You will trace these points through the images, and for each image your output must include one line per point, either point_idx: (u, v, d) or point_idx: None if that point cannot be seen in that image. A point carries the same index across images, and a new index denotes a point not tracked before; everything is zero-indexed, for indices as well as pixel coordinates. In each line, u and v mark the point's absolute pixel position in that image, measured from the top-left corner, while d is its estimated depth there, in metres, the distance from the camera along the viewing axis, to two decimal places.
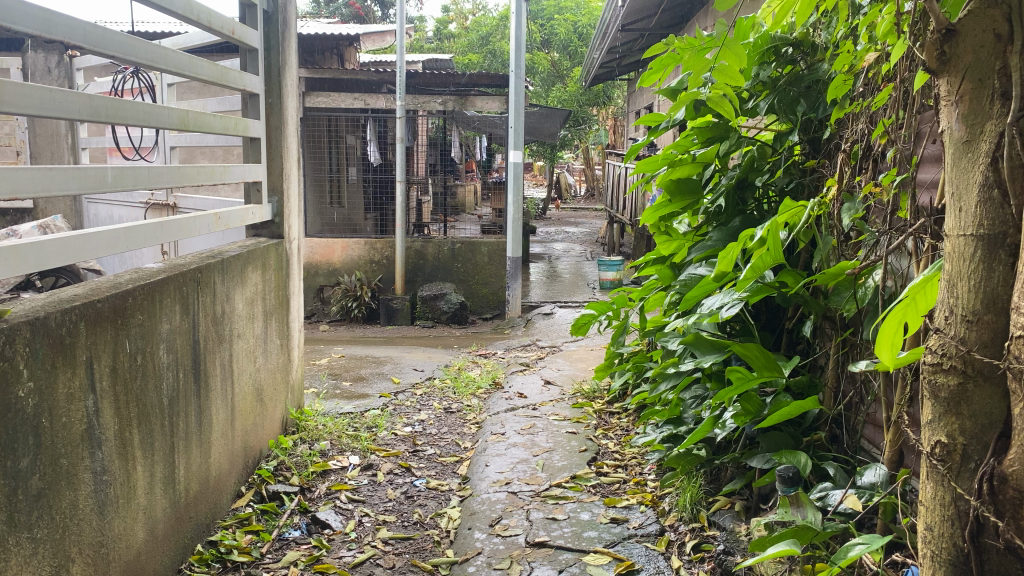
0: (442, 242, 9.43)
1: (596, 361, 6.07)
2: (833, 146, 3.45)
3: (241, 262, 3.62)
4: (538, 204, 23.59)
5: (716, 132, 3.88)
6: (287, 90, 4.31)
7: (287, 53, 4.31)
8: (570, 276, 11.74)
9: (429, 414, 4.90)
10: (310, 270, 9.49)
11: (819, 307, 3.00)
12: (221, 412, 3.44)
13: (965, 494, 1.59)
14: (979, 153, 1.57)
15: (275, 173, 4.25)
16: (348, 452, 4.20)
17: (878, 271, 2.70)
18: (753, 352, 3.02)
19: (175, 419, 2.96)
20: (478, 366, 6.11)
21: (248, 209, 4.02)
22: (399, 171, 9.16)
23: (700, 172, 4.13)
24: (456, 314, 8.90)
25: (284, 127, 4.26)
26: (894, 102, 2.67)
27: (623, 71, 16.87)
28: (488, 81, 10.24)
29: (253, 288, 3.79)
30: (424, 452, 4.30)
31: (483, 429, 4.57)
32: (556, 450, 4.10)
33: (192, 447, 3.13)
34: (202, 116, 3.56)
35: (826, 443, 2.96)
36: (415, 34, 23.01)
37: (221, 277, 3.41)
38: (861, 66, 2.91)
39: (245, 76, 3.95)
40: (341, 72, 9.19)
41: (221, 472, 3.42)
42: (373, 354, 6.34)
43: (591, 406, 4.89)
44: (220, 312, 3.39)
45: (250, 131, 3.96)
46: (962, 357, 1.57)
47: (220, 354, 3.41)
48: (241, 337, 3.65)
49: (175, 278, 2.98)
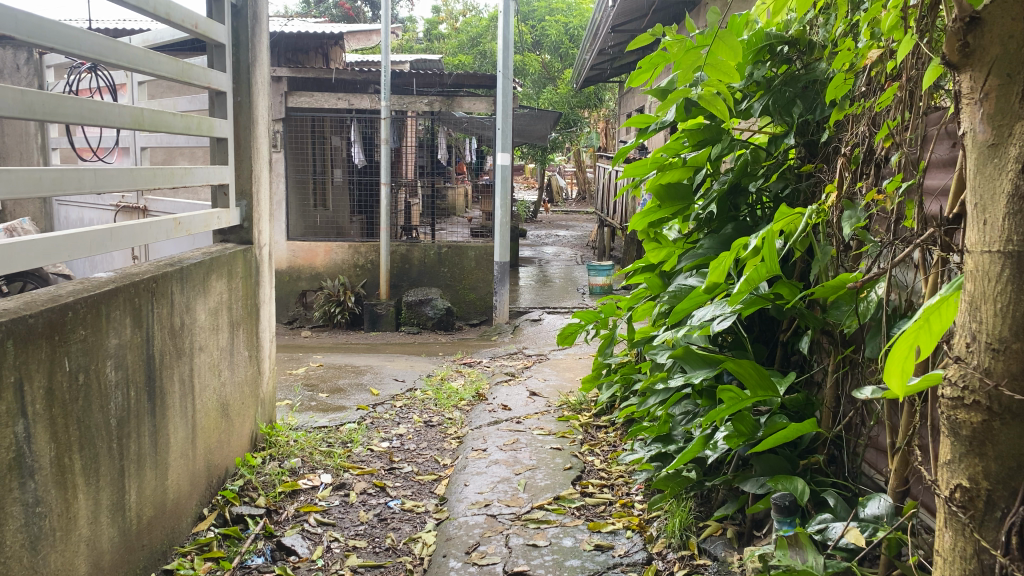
0: (428, 246, 9.20)
1: (583, 371, 5.86)
2: (830, 149, 3.27)
3: (203, 270, 3.42)
4: (530, 207, 23.37)
5: (708, 134, 3.71)
6: (258, 88, 4.10)
7: (257, 50, 4.09)
8: (561, 281, 11.55)
9: (407, 428, 4.68)
10: (292, 274, 9.26)
11: (816, 321, 2.83)
12: (182, 431, 3.23)
13: (990, 548, 1.41)
14: (1006, 158, 1.37)
15: (244, 175, 4.03)
16: (321, 470, 3.99)
17: (882, 284, 2.51)
18: (747, 370, 2.86)
19: (125, 441, 2.75)
20: (461, 375, 5.90)
21: (213, 213, 3.79)
22: (384, 173, 8.93)
23: (691, 176, 3.94)
24: (442, 320, 8.71)
25: (254, 127, 4.04)
26: (900, 103, 2.49)
27: (615, 73, 16.69)
28: (476, 81, 10.03)
29: (217, 297, 3.58)
30: (401, 470, 4.09)
31: (463, 444, 4.36)
32: (540, 468, 3.90)
33: (146, 469, 2.92)
34: (160, 115, 3.32)
35: (824, 467, 2.77)
36: (404, 35, 22.73)
37: (180, 286, 3.20)
38: (862, 64, 2.73)
39: (211, 72, 3.73)
40: (324, 72, 8.96)
41: (180, 495, 3.20)
42: (353, 363, 6.12)
43: (577, 419, 4.68)
44: (179, 323, 3.18)
45: (215, 130, 3.74)
46: (987, 392, 1.37)
47: (179, 369, 3.19)
48: (203, 350, 3.44)
49: (126, 289, 2.76)
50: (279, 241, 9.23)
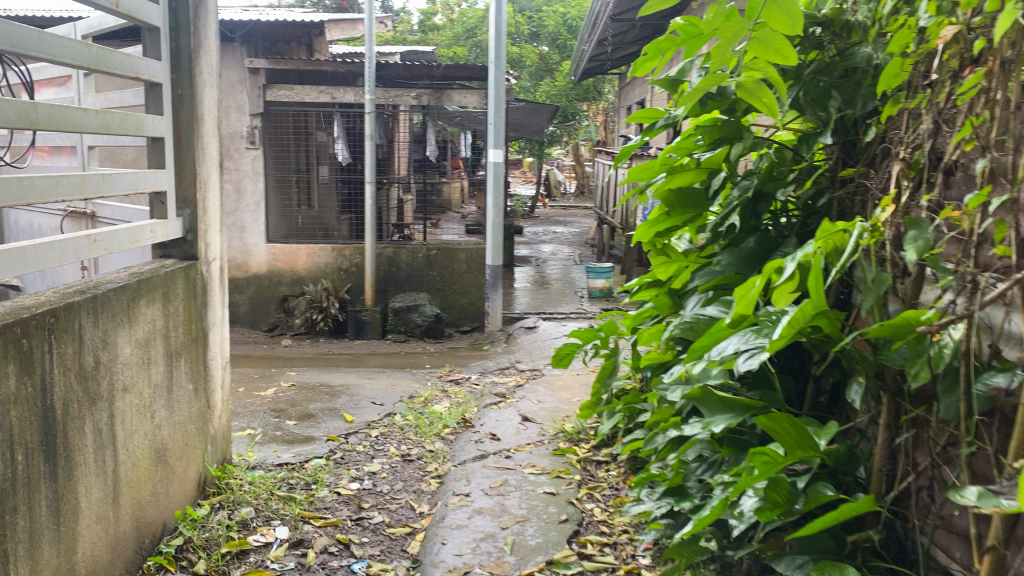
0: (416, 249, 8.64)
1: (581, 392, 5.31)
2: (876, 149, 2.73)
3: (126, 296, 2.87)
4: (527, 201, 22.77)
5: (725, 131, 3.21)
6: (202, 78, 3.54)
7: (202, 34, 3.53)
8: (558, 282, 10.99)
9: (382, 465, 4.14)
10: (272, 279, 8.72)
11: (868, 365, 2.28)
12: (98, 491, 2.68)
13: None
14: None
15: (186, 179, 3.47)
16: (277, 522, 3.44)
17: (959, 327, 1.98)
18: (783, 425, 2.31)
19: (9, 517, 2.20)
20: (446, 396, 5.35)
21: (143, 226, 3.20)
22: (369, 170, 8.37)
23: (705, 180, 3.42)
24: (431, 327, 8.17)
25: (197, 125, 3.48)
26: (986, 93, 1.95)
27: (615, 64, 16.10)
28: (468, 72, 9.45)
29: (147, 326, 3.03)
30: (370, 520, 3.55)
31: (444, 486, 3.82)
32: (530, 521, 3.36)
33: (46, 547, 2.38)
34: (62, 111, 2.69)
35: (878, 547, 2.24)
36: (397, 26, 22.07)
37: (93, 319, 2.65)
38: (929, 46, 2.19)
39: (139, 60, 3.15)
40: (305, 63, 8.34)
41: (95, 570, 2.65)
42: (328, 382, 5.57)
43: (574, 453, 4.15)
44: (91, 363, 2.63)
45: (145, 129, 3.16)
46: None
47: (93, 418, 2.64)
48: (128, 391, 2.89)
49: (10, 329, 2.21)
50: (258, 244, 8.67)
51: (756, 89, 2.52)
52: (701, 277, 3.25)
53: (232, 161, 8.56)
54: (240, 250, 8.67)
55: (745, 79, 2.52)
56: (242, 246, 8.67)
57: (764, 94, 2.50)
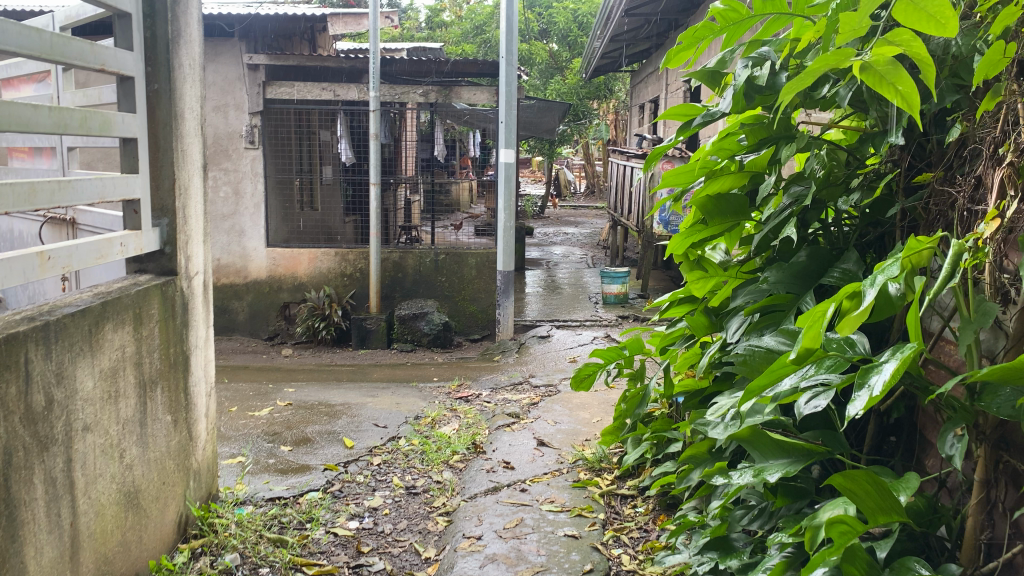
0: (423, 253, 8.25)
1: (601, 412, 4.93)
2: (953, 151, 2.36)
3: (88, 323, 2.50)
4: (537, 201, 22.37)
5: (773, 130, 2.84)
6: (182, 72, 3.15)
7: (182, 21, 3.14)
8: (570, 287, 10.60)
9: (384, 499, 3.76)
10: (273, 285, 8.36)
11: (966, 414, 1.90)
12: (51, 551, 2.30)
13: None
14: None
15: (164, 185, 3.09)
16: (265, 571, 3.06)
17: None
18: (862, 485, 1.93)
19: None
20: (456, 416, 4.96)
21: (111, 240, 2.80)
22: (374, 171, 7.98)
23: (745, 186, 3.05)
24: (439, 336, 7.81)
25: (176, 124, 3.09)
26: None
27: (628, 61, 15.68)
28: (477, 68, 9.05)
29: (114, 354, 2.66)
30: (369, 568, 3.17)
31: (453, 526, 3.44)
32: (550, 570, 2.97)
33: None
34: (7, 107, 2.29)
35: None
36: (404, 24, 21.67)
37: (44, 351, 2.27)
38: None
39: (106, 51, 2.75)
40: (307, 59, 7.95)
41: None
42: (328, 400, 5.20)
43: (596, 486, 3.76)
44: (42, 403, 2.26)
45: (112, 129, 2.76)
46: None
47: (43, 466, 2.27)
48: (90, 429, 2.51)
49: None
50: (258, 249, 8.30)
51: (888, 73, 1.78)
52: (744, 296, 2.86)
53: (231, 162, 8.19)
54: (239, 255, 8.31)
55: (878, 59, 1.80)
56: (242, 251, 8.31)
57: (898, 75, 1.76)
